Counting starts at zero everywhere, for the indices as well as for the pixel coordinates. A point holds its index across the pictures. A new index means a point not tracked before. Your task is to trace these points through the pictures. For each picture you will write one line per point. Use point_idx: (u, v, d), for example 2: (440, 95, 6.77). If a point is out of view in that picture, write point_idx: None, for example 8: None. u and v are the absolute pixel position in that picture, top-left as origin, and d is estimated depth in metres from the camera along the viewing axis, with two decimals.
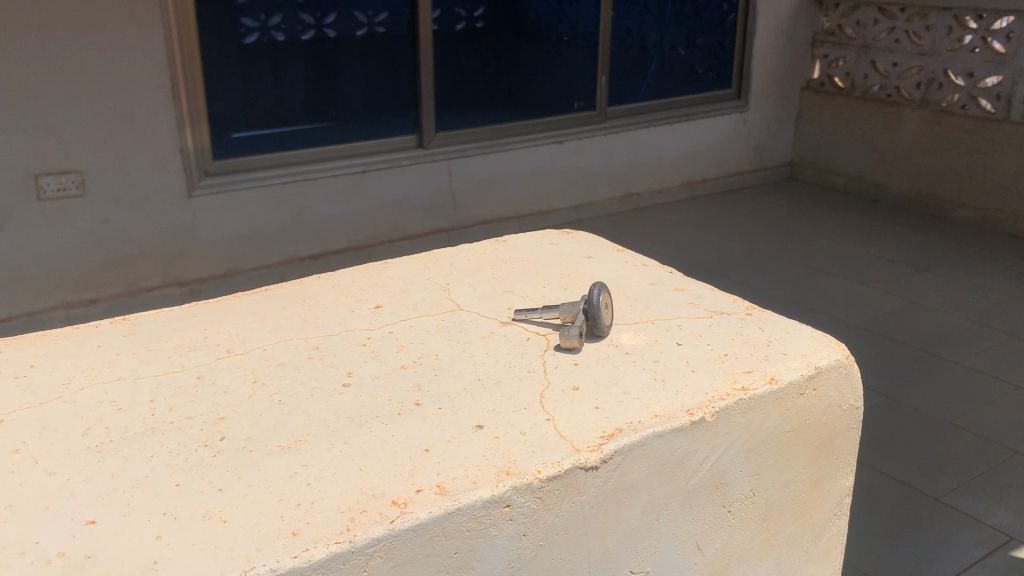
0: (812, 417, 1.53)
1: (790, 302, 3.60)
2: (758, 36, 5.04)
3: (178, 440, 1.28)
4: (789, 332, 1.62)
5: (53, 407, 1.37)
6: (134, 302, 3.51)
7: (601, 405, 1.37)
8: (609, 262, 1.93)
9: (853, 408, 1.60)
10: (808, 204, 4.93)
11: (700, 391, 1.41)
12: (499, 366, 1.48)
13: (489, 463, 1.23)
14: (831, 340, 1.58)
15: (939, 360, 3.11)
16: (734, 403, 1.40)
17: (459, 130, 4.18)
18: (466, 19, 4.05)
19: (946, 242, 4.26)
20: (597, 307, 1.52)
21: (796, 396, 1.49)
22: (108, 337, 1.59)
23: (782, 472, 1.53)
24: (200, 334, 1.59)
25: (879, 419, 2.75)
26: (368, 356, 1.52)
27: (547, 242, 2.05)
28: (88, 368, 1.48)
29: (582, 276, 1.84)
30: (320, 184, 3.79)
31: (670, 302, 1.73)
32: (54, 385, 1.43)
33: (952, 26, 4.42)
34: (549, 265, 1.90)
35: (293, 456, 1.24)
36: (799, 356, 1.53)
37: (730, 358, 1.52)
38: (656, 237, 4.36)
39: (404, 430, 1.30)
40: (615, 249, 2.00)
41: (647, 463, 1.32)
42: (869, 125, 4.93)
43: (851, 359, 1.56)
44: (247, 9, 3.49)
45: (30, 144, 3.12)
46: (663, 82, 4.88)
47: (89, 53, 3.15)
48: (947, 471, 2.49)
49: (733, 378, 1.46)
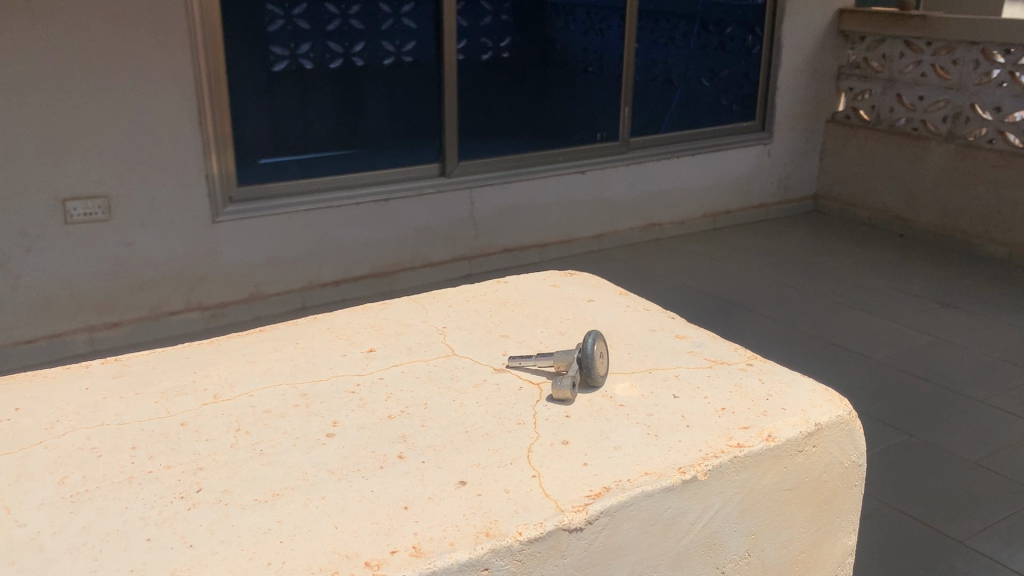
0: (811, 475, 1.51)
1: (813, 337, 3.57)
2: (782, 69, 5.03)
3: (154, 491, 1.28)
4: (790, 385, 1.59)
5: (33, 453, 1.37)
6: (156, 327, 3.53)
7: (589, 461, 1.35)
8: (610, 306, 1.91)
9: (854, 464, 1.58)
10: (831, 237, 4.89)
11: (694, 448, 1.39)
12: (489, 417, 1.47)
13: (467, 524, 1.21)
14: (833, 395, 1.54)
15: (963, 400, 3.05)
16: (728, 460, 1.38)
17: (478, 161, 4.19)
18: (492, 49, 4.11)
19: (974, 278, 4.20)
20: (590, 356, 1.51)
21: (794, 453, 1.46)
22: (97, 379, 1.59)
23: (779, 531, 1.51)
24: (188, 378, 1.60)
25: (900, 458, 2.71)
26: (355, 405, 1.51)
27: (549, 284, 2.04)
28: (73, 412, 1.48)
29: (581, 321, 1.83)
30: (336, 215, 3.81)
31: (670, 350, 1.71)
32: (37, 430, 1.43)
33: (979, 61, 4.38)
34: (549, 308, 1.89)
35: (267, 511, 1.23)
36: (798, 412, 1.50)
37: (727, 413, 1.49)
38: (675, 269, 4.34)
39: (384, 485, 1.29)
40: (617, 292, 1.99)
41: (636, 524, 1.30)
42: (894, 160, 4.89)
43: (852, 415, 1.53)
44: (279, 37, 3.55)
45: (59, 171, 3.17)
46: (686, 114, 4.88)
47: (119, 81, 3.20)
48: (972, 514, 2.43)
49: (729, 434, 1.43)
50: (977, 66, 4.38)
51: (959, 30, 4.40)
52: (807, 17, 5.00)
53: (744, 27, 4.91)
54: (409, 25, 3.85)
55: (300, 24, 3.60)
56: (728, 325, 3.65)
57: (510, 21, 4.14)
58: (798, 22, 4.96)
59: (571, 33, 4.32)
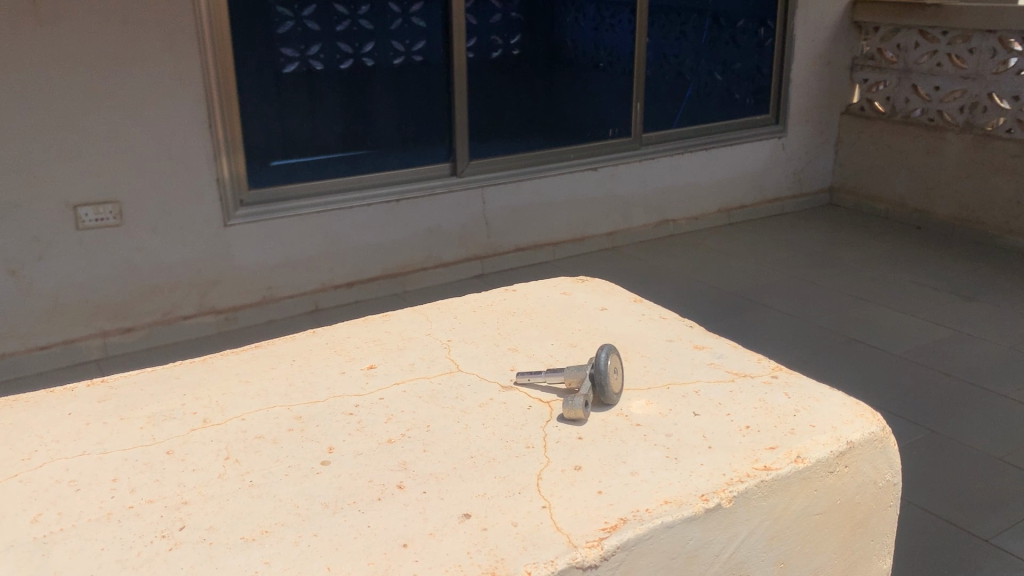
0: (843, 498, 1.48)
1: (831, 332, 3.52)
2: (796, 61, 4.97)
3: (133, 529, 1.25)
4: (819, 400, 1.55)
5: (10, 488, 1.35)
6: (170, 332, 3.51)
7: (604, 489, 1.31)
8: (624, 315, 1.88)
9: (888, 484, 1.56)
10: (848, 230, 4.83)
11: (718, 473, 1.35)
12: (495, 441, 1.43)
13: (472, 563, 1.17)
14: (865, 411, 1.51)
15: (985, 394, 2.99)
16: (755, 485, 1.34)
17: (491, 159, 4.16)
18: (502, 46, 4.08)
19: (995, 270, 4.13)
20: (602, 373, 1.47)
21: (825, 474, 1.43)
22: (82, 404, 1.57)
23: (811, 558, 1.49)
24: (177, 401, 1.58)
25: (922, 453, 2.67)
26: (352, 429, 1.48)
27: (559, 292, 2.01)
28: (53, 441, 1.46)
29: (590, 331, 1.80)
30: (350, 218, 3.79)
31: (690, 362, 1.67)
32: (16, 461, 1.41)
33: (996, 49, 4.30)
34: (559, 319, 1.86)
35: (254, 551, 1.20)
36: (828, 429, 1.46)
37: (751, 432, 1.46)
38: (691, 266, 4.30)
39: (382, 519, 1.26)
40: (631, 300, 1.96)
41: (653, 556, 1.27)
42: (911, 151, 4.83)
43: (887, 432, 1.50)
44: (289, 39, 3.52)
45: (70, 178, 3.16)
46: (698, 109, 4.84)
47: (128, 86, 3.18)
48: (997, 510, 2.39)
49: (754, 456, 1.39)
50: (994, 55, 4.31)
51: (975, 19, 4.33)
52: (820, 9, 4.94)
53: (756, 20, 4.86)
54: (419, 24, 3.83)
55: (309, 26, 3.56)
56: (745, 323, 3.60)
57: (520, 19, 4.11)
58: (810, 13, 4.90)
59: (581, 28, 4.29)
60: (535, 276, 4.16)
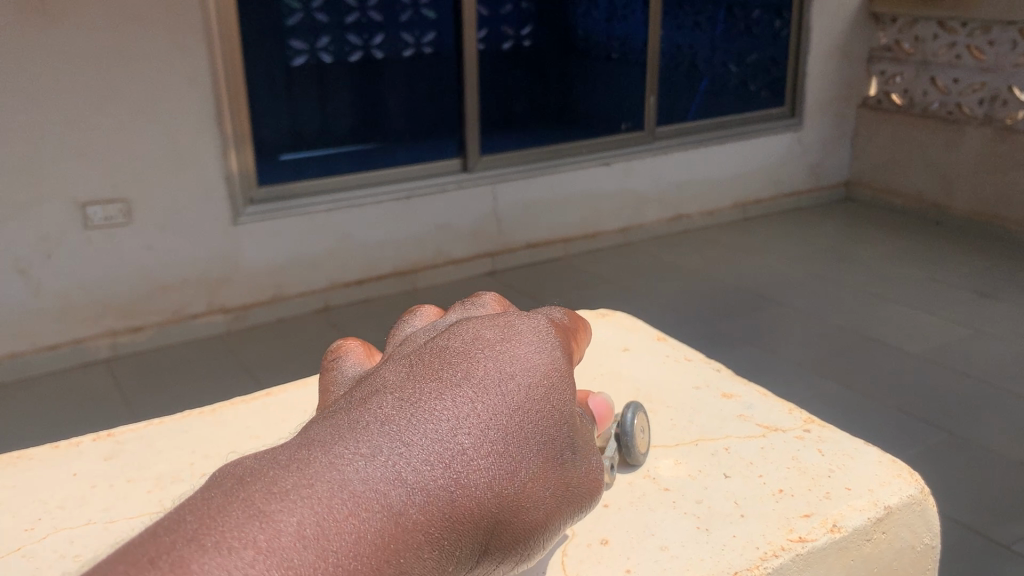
0: (880, 564, 1.35)
1: (848, 330, 3.46)
2: (812, 53, 4.89)
3: None
4: (855, 458, 1.43)
5: (10, 563, 1.23)
6: (179, 330, 3.49)
7: (631, 567, 1.19)
8: (647, 355, 1.81)
9: (927, 547, 1.43)
10: (865, 225, 4.76)
11: (750, 546, 1.22)
12: None
13: None
14: (902, 471, 1.39)
15: (1005, 395, 2.94)
16: (791, 559, 1.20)
17: (508, 152, 4.14)
18: (513, 37, 4.03)
19: (1015, 266, 4.06)
20: (629, 423, 1.38)
21: (863, 542, 1.29)
22: (88, 463, 1.49)
23: None
24: (187, 459, 1.49)
25: (939, 456, 2.61)
26: None
27: None
28: (56, 508, 1.36)
29: (615, 375, 1.73)
30: (362, 214, 3.76)
31: (717, 415, 1.58)
32: (17, 532, 1.31)
33: (1016, 42, 4.21)
34: (580, 359, 1.79)
35: None
36: (866, 493, 1.34)
37: (785, 497, 1.34)
38: (705, 262, 4.24)
39: None
40: (655, 337, 1.89)
41: None
42: (929, 145, 4.75)
43: (925, 494, 1.37)
44: (298, 31, 3.49)
45: (78, 176, 3.13)
46: (714, 102, 4.77)
47: (136, 84, 3.14)
48: (1018, 517, 2.33)
49: (789, 525, 1.26)
50: (1014, 47, 4.21)
51: (995, 10, 4.24)
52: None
53: (772, 11, 4.78)
54: (428, 15, 3.79)
55: (318, 17, 3.53)
56: (760, 321, 3.56)
57: (531, 10, 4.06)
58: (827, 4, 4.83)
59: (595, 20, 4.23)
60: (548, 273, 4.11)
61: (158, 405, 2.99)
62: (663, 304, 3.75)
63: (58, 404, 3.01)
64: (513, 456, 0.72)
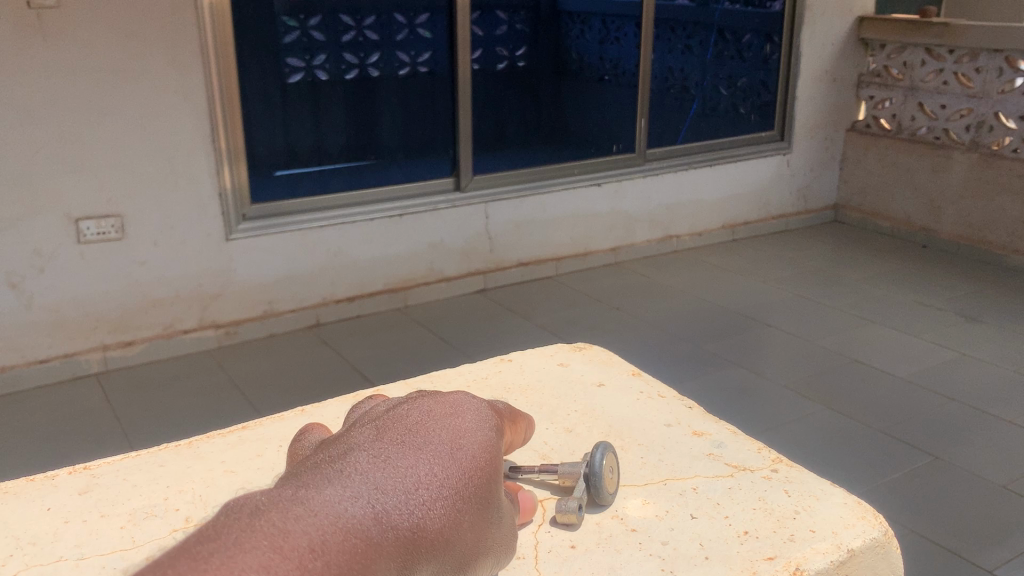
0: None
1: (835, 352, 3.50)
2: (801, 77, 4.96)
3: None
4: (819, 500, 1.50)
5: None
6: (169, 345, 3.50)
7: None
8: (622, 391, 1.87)
9: None
10: (852, 248, 4.81)
11: None
12: None
13: None
14: (866, 514, 1.46)
15: (989, 420, 2.97)
16: None
17: (498, 174, 4.15)
18: (507, 58, 4.07)
19: (1000, 290, 4.11)
20: (599, 462, 1.45)
21: None
22: (62, 497, 1.52)
23: None
24: (160, 495, 1.52)
25: (924, 478, 2.65)
26: None
27: (557, 362, 2.00)
28: (28, 544, 1.40)
29: (589, 411, 1.78)
30: (355, 232, 3.78)
31: (688, 453, 1.64)
32: None
33: (1003, 68, 4.28)
34: (556, 396, 1.84)
35: None
36: (830, 536, 1.40)
37: (750, 538, 1.40)
38: (694, 283, 4.27)
39: None
40: (630, 373, 1.95)
41: None
42: (916, 169, 4.82)
43: (888, 536, 1.44)
44: (294, 48, 3.52)
45: (72, 191, 3.15)
46: (704, 124, 4.82)
47: (132, 100, 3.17)
48: (1000, 540, 2.36)
49: (753, 568, 1.33)
50: (1001, 74, 4.29)
51: (982, 37, 4.31)
52: (826, 25, 4.93)
53: (762, 36, 4.84)
54: (424, 34, 3.81)
55: (314, 36, 3.56)
56: (748, 342, 3.59)
57: (525, 31, 4.10)
58: (817, 30, 4.89)
59: (588, 42, 4.28)
60: (538, 292, 4.14)
61: (149, 420, 3.00)
62: (653, 323, 3.77)
63: (48, 418, 3.02)
64: (453, 505, 1.03)
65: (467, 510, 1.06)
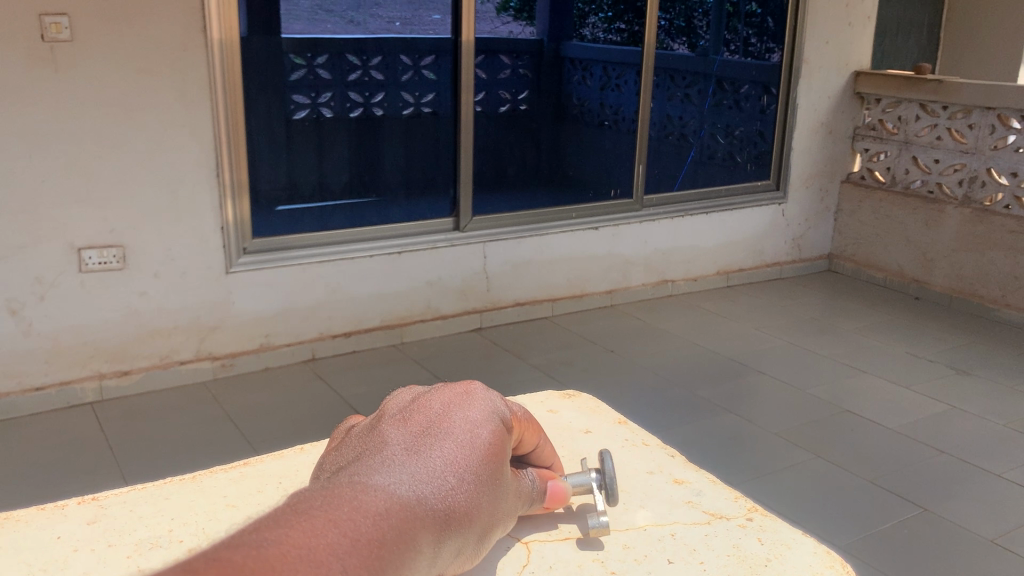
0: None
1: (827, 402, 3.52)
2: (797, 130, 5.04)
3: None
4: (793, 549, 1.41)
5: None
6: (165, 376, 3.51)
7: None
8: (604, 439, 1.75)
9: None
10: (846, 298, 4.86)
11: None
12: None
13: None
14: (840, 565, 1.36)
15: (976, 472, 2.99)
16: None
17: (502, 215, 4.23)
18: (510, 101, 4.13)
19: (991, 344, 4.15)
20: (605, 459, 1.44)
21: None
22: (71, 525, 1.54)
23: None
24: (166, 526, 1.54)
25: (913, 531, 2.65)
26: None
27: (542, 406, 1.88)
28: (37, 569, 1.41)
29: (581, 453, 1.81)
30: (353, 268, 3.83)
31: (665, 503, 1.54)
32: None
33: (995, 125, 4.37)
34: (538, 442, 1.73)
35: None
36: None
37: None
38: (689, 328, 4.31)
39: None
40: (612, 418, 1.85)
41: None
42: (910, 222, 4.88)
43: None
44: (300, 86, 3.58)
45: (76, 221, 3.20)
46: (702, 172, 4.89)
47: (139, 134, 3.23)
48: None
49: None
50: (994, 132, 4.38)
51: (975, 96, 4.40)
52: (823, 79, 5.03)
53: (760, 87, 4.93)
54: (429, 76, 3.87)
55: (321, 73, 3.62)
56: (739, 388, 3.62)
57: (528, 75, 4.16)
58: (813, 84, 4.99)
59: (588, 88, 4.36)
60: (534, 332, 4.17)
61: (142, 451, 3.01)
62: (646, 367, 3.81)
63: (41, 445, 3.04)
64: (484, 474, 1.07)
65: (492, 482, 1.10)
